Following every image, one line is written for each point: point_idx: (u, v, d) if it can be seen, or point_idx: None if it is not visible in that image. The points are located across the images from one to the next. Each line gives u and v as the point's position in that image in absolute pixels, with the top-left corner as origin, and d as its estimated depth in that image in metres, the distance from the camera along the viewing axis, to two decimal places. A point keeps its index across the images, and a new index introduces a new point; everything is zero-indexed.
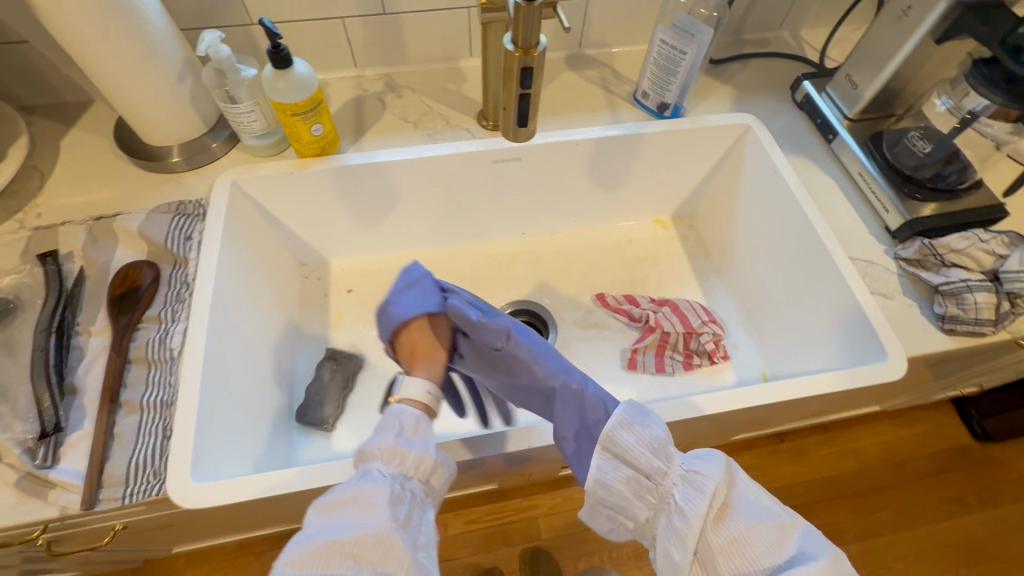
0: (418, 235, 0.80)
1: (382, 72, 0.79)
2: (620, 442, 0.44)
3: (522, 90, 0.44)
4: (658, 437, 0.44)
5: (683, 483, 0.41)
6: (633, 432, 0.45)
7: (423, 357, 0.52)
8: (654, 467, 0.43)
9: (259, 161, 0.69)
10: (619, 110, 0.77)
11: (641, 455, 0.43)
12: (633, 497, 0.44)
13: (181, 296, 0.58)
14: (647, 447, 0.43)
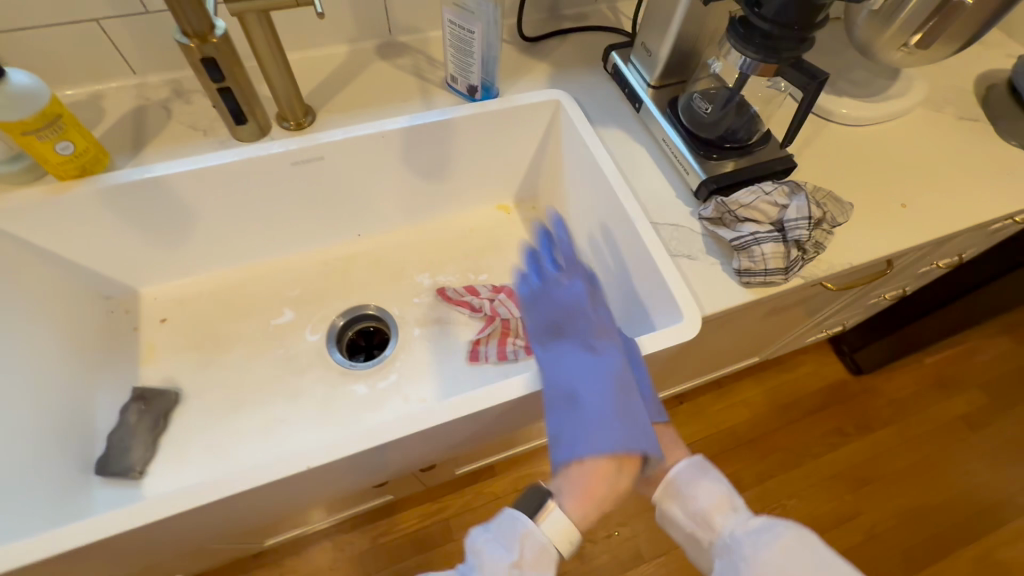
0: (234, 250, 0.74)
1: (169, 78, 0.72)
2: (670, 505, 0.52)
3: (217, 83, 0.59)
4: (706, 499, 0.50)
5: (722, 554, 0.48)
6: (684, 495, 0.51)
7: (600, 491, 0.47)
8: (706, 531, 0.50)
9: (11, 190, 0.60)
10: (431, 96, 0.75)
11: (692, 516, 0.51)
12: (693, 545, 0.52)
13: None
14: (697, 511, 0.50)
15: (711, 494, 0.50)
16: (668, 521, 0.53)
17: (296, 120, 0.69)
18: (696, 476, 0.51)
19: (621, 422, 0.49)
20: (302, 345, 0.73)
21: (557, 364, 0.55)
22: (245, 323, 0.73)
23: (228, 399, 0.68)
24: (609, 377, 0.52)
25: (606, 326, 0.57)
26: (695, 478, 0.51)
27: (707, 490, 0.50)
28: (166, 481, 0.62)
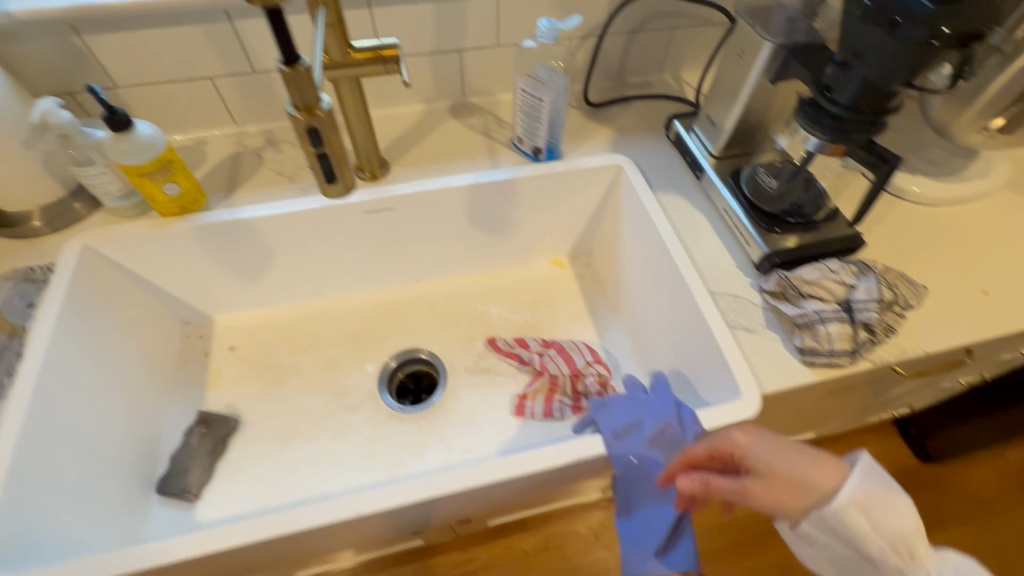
0: (302, 287, 0.78)
1: (265, 128, 0.80)
2: (845, 523, 0.43)
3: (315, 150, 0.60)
4: (905, 525, 0.43)
5: None
6: (876, 507, 0.43)
7: None
8: (898, 558, 0.43)
9: (121, 222, 0.67)
10: (497, 155, 0.78)
11: (852, 542, 0.43)
12: (847, 547, 0.44)
13: (11, 370, 0.55)
14: (899, 534, 0.43)
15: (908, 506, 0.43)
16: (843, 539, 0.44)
17: (372, 171, 0.74)
18: (887, 494, 0.43)
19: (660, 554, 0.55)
20: (355, 383, 0.75)
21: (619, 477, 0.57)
22: (304, 357, 0.77)
23: (282, 430, 0.70)
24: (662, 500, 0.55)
25: (646, 443, 0.56)
26: (888, 491, 0.43)
27: (879, 489, 0.43)
28: (218, 508, 0.64)
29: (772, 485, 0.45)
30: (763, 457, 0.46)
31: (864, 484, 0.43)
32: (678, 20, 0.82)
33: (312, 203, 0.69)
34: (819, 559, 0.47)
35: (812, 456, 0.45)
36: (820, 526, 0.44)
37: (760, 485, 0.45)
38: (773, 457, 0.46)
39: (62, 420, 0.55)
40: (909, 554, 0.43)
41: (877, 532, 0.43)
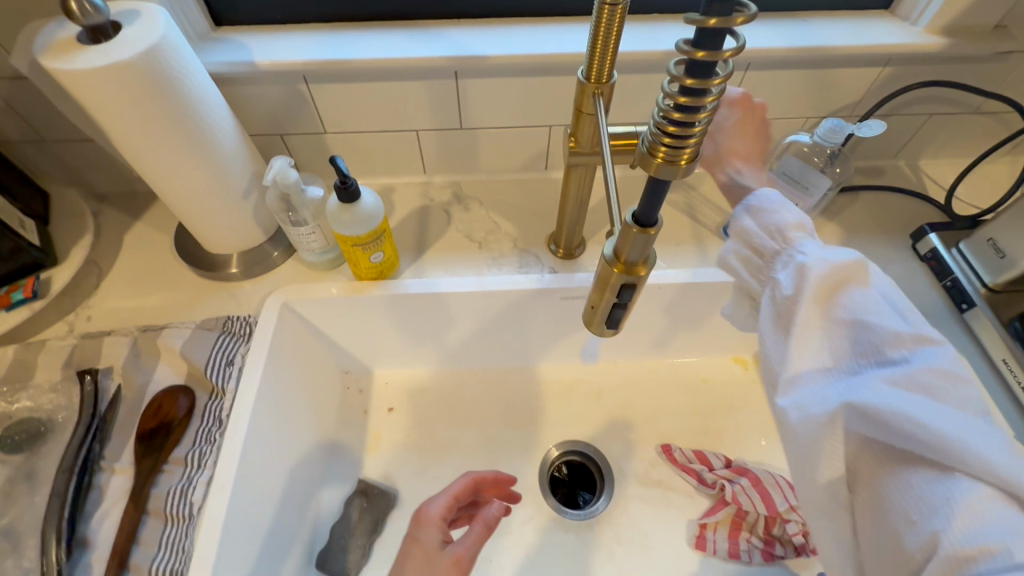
0: (468, 355, 0.73)
1: (452, 181, 0.75)
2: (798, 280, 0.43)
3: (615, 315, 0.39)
4: (855, 280, 0.42)
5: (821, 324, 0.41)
6: (760, 212, 0.47)
7: None
8: (776, 244, 0.45)
9: (315, 277, 0.65)
10: (707, 245, 0.69)
11: (770, 235, 0.46)
12: (757, 266, 0.48)
13: (211, 437, 0.53)
14: (773, 224, 0.46)
15: (792, 215, 0.46)
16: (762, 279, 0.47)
17: (567, 248, 0.67)
18: (837, 254, 0.43)
19: None
20: (516, 471, 0.69)
21: None
22: (463, 431, 0.71)
23: None
24: None
25: None
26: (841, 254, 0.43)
27: (791, 216, 0.46)
28: None
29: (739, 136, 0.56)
30: (735, 108, 0.55)
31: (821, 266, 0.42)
32: (947, 110, 0.68)
33: (478, 282, 0.64)
34: (766, 340, 0.44)
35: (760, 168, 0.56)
36: (754, 240, 0.47)
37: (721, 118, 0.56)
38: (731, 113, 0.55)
39: (256, 495, 0.53)
40: (857, 305, 0.41)
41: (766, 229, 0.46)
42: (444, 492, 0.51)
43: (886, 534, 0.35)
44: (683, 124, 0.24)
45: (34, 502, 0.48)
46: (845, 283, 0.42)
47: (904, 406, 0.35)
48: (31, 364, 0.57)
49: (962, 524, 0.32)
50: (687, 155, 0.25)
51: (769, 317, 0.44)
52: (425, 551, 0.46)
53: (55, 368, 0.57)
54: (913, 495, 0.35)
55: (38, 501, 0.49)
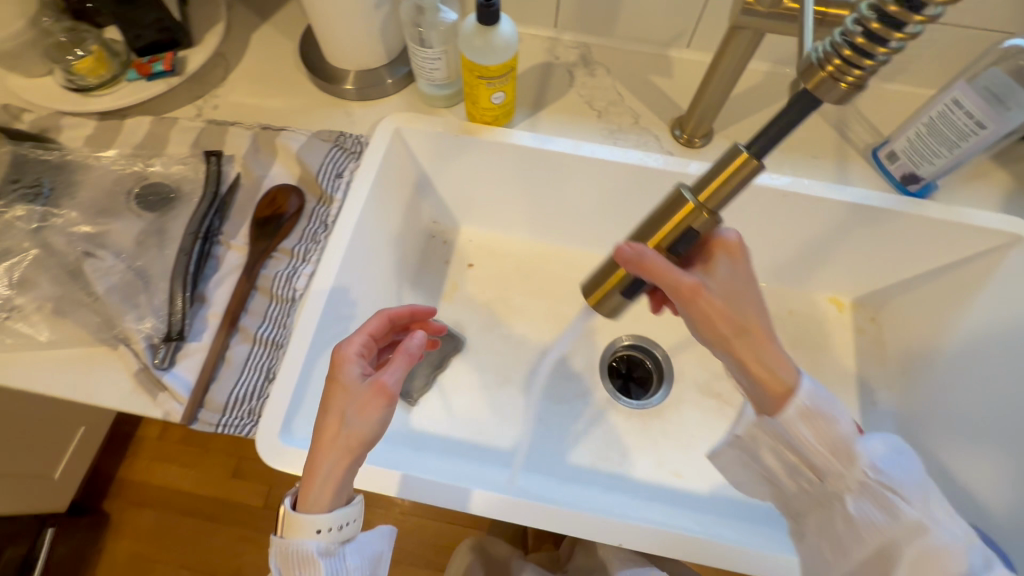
0: (555, 230, 0.73)
1: (582, 42, 0.69)
2: (795, 430, 0.40)
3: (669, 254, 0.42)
4: (851, 434, 0.40)
5: (863, 494, 0.40)
6: (821, 411, 0.40)
7: None
8: (834, 464, 0.41)
9: (428, 111, 0.64)
10: (848, 165, 0.63)
11: (824, 454, 0.41)
12: (793, 471, 0.43)
13: (316, 238, 0.56)
14: (836, 441, 0.40)
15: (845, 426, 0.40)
16: (775, 440, 0.42)
17: (691, 136, 0.63)
18: (829, 406, 0.40)
19: None
20: (579, 351, 0.70)
21: None
22: (536, 302, 0.72)
23: (498, 369, 0.69)
24: None
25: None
26: (833, 406, 0.40)
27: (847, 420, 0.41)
28: (433, 424, 0.65)
29: (749, 301, 0.42)
30: (742, 269, 0.43)
31: (812, 392, 0.40)
32: None
33: (575, 147, 0.61)
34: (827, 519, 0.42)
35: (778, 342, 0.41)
36: (774, 445, 0.42)
37: (726, 270, 0.43)
38: (738, 272, 0.43)
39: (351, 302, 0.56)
40: (854, 463, 0.40)
41: (771, 379, 0.41)
42: (359, 331, 0.46)
43: None
44: (865, 46, 0.33)
45: (163, 254, 0.53)
46: (851, 445, 0.40)
47: None
48: (163, 136, 0.60)
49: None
50: (850, 76, 0.34)
51: (827, 514, 0.42)
52: (343, 386, 0.42)
53: (184, 145, 0.60)
54: None
55: (167, 255, 0.54)
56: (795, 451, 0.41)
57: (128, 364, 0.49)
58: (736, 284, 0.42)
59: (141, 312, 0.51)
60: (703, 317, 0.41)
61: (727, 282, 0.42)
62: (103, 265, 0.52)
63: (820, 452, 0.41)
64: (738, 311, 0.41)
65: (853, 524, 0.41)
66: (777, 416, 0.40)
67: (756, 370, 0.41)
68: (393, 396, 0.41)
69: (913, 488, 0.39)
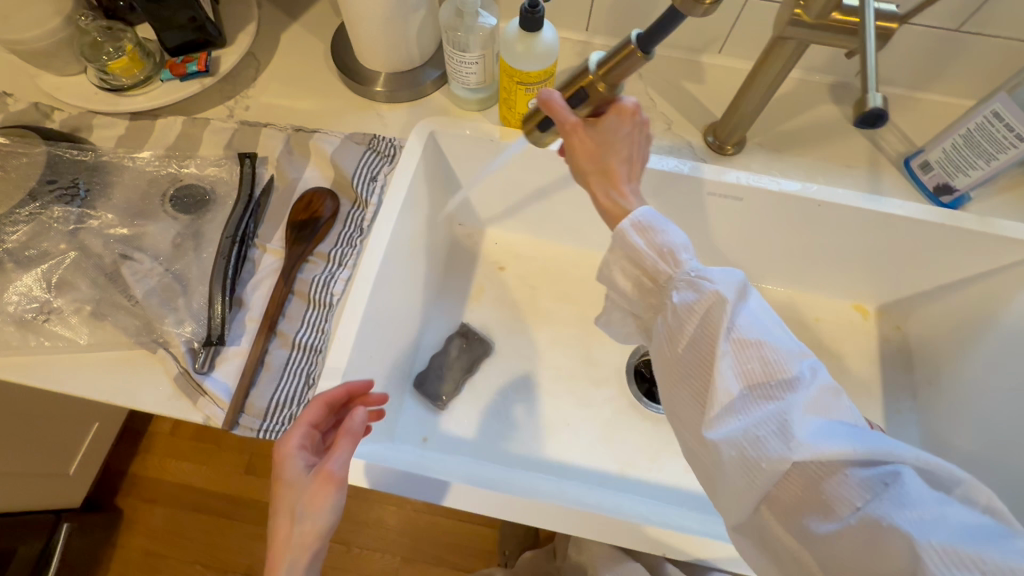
0: (583, 234, 0.73)
1: (613, 46, 0.69)
2: (629, 240, 0.42)
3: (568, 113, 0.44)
4: (679, 242, 0.41)
5: (686, 287, 0.40)
6: (656, 225, 0.42)
7: None
8: (665, 267, 0.41)
9: (460, 114, 0.64)
10: (880, 175, 0.63)
11: (660, 257, 0.41)
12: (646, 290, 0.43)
13: (353, 242, 0.56)
14: (664, 244, 0.41)
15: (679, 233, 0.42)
16: (625, 261, 0.43)
17: (724, 143, 0.63)
18: (662, 223, 0.42)
19: None
20: (605, 355, 0.70)
21: None
22: (562, 305, 0.72)
23: (525, 373, 0.69)
24: None
25: None
26: (664, 220, 0.42)
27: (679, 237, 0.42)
28: (463, 427, 0.66)
29: (617, 151, 0.44)
30: (621, 128, 0.43)
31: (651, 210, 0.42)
32: None
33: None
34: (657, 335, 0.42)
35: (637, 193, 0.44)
36: (622, 262, 0.43)
37: (612, 124, 0.43)
38: (620, 129, 0.43)
39: (382, 310, 0.56)
40: (677, 264, 0.41)
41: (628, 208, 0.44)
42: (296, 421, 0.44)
43: (750, 478, 0.34)
44: None
45: (200, 258, 0.53)
46: (677, 250, 0.41)
47: (802, 398, 0.34)
48: (196, 136, 0.60)
49: (792, 433, 0.33)
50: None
51: (659, 331, 0.41)
52: (289, 485, 0.43)
53: (217, 146, 0.59)
54: (755, 438, 0.34)
55: (204, 259, 0.53)
56: (636, 258, 0.42)
57: (167, 368, 0.49)
58: (610, 139, 0.43)
59: (180, 316, 0.51)
60: (569, 151, 0.44)
61: (602, 133, 0.43)
62: (142, 267, 0.53)
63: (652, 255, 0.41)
64: (601, 155, 0.44)
65: (674, 313, 0.40)
66: (613, 229, 0.43)
67: (609, 202, 0.44)
68: (342, 477, 0.42)
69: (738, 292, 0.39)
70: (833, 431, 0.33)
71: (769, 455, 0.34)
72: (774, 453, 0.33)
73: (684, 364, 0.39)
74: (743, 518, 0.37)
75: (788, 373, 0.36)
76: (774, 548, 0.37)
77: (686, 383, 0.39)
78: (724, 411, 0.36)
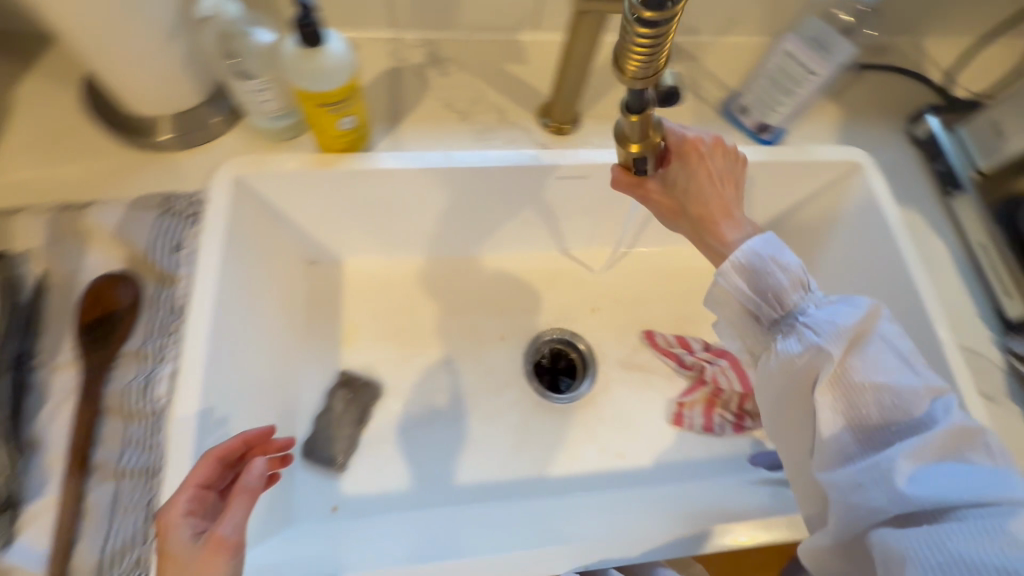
0: (447, 243, 0.68)
1: (425, 39, 0.64)
2: (732, 283, 0.44)
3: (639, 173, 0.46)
4: (784, 284, 0.43)
5: (802, 331, 0.42)
6: (756, 270, 0.44)
7: None
8: (773, 310, 0.44)
9: (269, 146, 0.55)
10: (708, 124, 0.65)
11: (767, 300, 0.44)
12: (749, 326, 0.46)
13: (169, 328, 0.47)
14: (771, 288, 0.43)
15: (788, 271, 0.43)
16: (721, 303, 0.46)
17: (560, 123, 0.61)
18: (766, 261, 0.43)
19: None
20: (500, 361, 0.67)
21: None
22: (445, 322, 0.68)
23: (422, 404, 0.64)
24: None
25: None
26: (772, 256, 0.43)
27: (788, 275, 0.43)
28: (367, 484, 0.60)
29: (695, 192, 0.49)
30: (697, 172, 0.48)
31: (751, 252, 0.44)
32: None
33: (468, 159, 0.58)
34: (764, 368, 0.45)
35: (739, 224, 0.47)
36: (726, 303, 0.46)
37: (678, 173, 0.49)
38: (692, 174, 0.49)
39: (227, 396, 0.48)
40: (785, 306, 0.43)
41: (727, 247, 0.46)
42: (181, 488, 0.39)
43: (849, 513, 0.38)
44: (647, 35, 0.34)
45: None
46: (784, 293, 0.43)
47: (913, 447, 0.37)
48: None
49: (897, 480, 0.36)
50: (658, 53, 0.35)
51: (767, 368, 0.44)
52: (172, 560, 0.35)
53: None
54: (854, 481, 0.38)
55: None
56: (741, 304, 0.45)
57: None
58: (687, 185, 0.49)
59: None
60: (658, 207, 0.51)
61: (679, 185, 0.49)
62: None
63: (750, 300, 0.44)
64: (681, 204, 0.50)
65: (779, 357, 0.43)
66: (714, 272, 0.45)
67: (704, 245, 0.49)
68: (236, 545, 0.35)
69: (858, 327, 0.41)
70: (940, 477, 0.36)
71: (870, 502, 0.37)
72: (865, 495, 0.37)
73: (796, 397, 0.44)
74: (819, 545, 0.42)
75: (913, 413, 0.39)
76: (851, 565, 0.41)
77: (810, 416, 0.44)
78: (831, 453, 0.40)
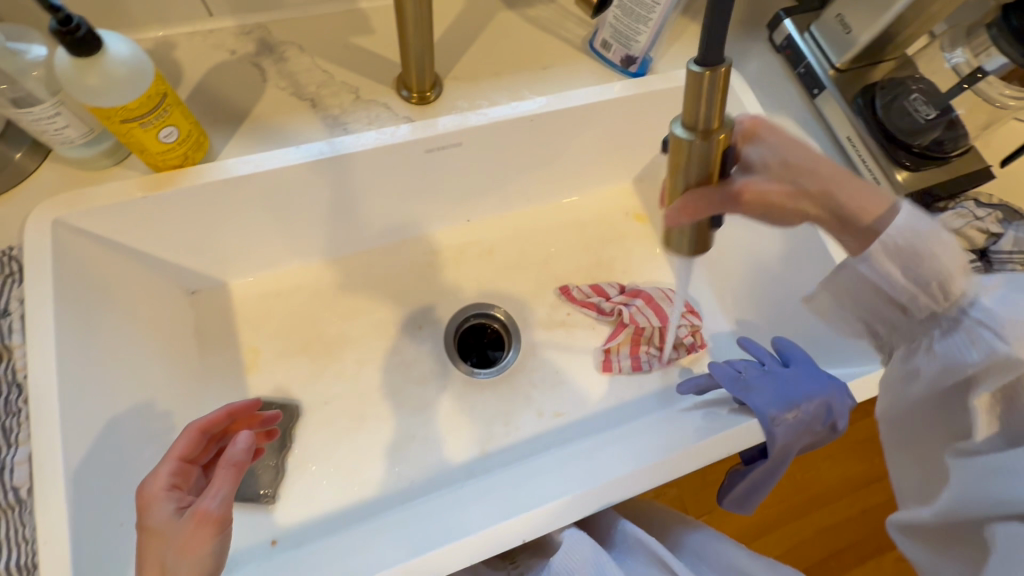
0: (336, 241, 0.64)
1: (256, 24, 0.58)
2: (876, 273, 0.38)
3: (706, 175, 0.33)
4: (944, 270, 0.36)
5: (962, 329, 0.36)
6: (909, 257, 0.37)
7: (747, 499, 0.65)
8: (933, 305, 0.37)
9: (91, 177, 0.49)
10: (575, 65, 0.62)
11: (921, 290, 0.37)
12: (918, 321, 0.39)
13: (14, 407, 0.42)
14: (933, 277, 0.36)
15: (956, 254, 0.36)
16: (867, 296, 0.40)
17: (421, 92, 0.57)
18: (922, 241, 0.36)
19: (755, 393, 0.54)
20: (419, 350, 0.64)
21: (743, 386, 0.56)
22: (353, 323, 0.64)
23: (346, 413, 0.61)
24: (768, 386, 0.55)
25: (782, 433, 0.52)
26: (932, 237, 0.36)
27: (952, 258, 0.36)
28: (302, 511, 0.57)
29: (791, 163, 0.39)
30: (775, 142, 0.40)
31: (904, 233, 0.36)
32: None
33: (322, 150, 0.52)
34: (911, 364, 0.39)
35: (848, 181, 0.39)
36: (856, 291, 0.41)
37: (763, 153, 0.39)
38: (778, 147, 0.39)
39: (100, 472, 0.44)
40: (943, 295, 0.37)
41: (870, 219, 0.38)
42: (164, 460, 0.42)
43: (964, 513, 0.34)
44: None
45: None
46: (945, 281, 0.36)
47: None
48: None
49: None
50: None
51: (924, 368, 0.38)
52: (156, 533, 0.37)
53: None
54: (978, 483, 0.33)
55: None
56: (891, 295, 0.38)
57: None
58: (783, 158, 0.39)
59: None
60: (769, 212, 0.39)
61: (777, 165, 0.39)
62: None
63: (899, 293, 0.38)
64: (791, 186, 0.39)
65: (956, 366, 0.36)
66: (856, 261, 0.39)
67: (844, 223, 0.39)
68: (222, 518, 0.36)
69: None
70: None
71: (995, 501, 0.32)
72: (991, 486, 0.33)
73: (957, 402, 0.37)
74: (914, 521, 0.39)
75: None
76: (951, 544, 0.37)
77: (956, 409, 0.38)
78: (964, 451, 0.35)
